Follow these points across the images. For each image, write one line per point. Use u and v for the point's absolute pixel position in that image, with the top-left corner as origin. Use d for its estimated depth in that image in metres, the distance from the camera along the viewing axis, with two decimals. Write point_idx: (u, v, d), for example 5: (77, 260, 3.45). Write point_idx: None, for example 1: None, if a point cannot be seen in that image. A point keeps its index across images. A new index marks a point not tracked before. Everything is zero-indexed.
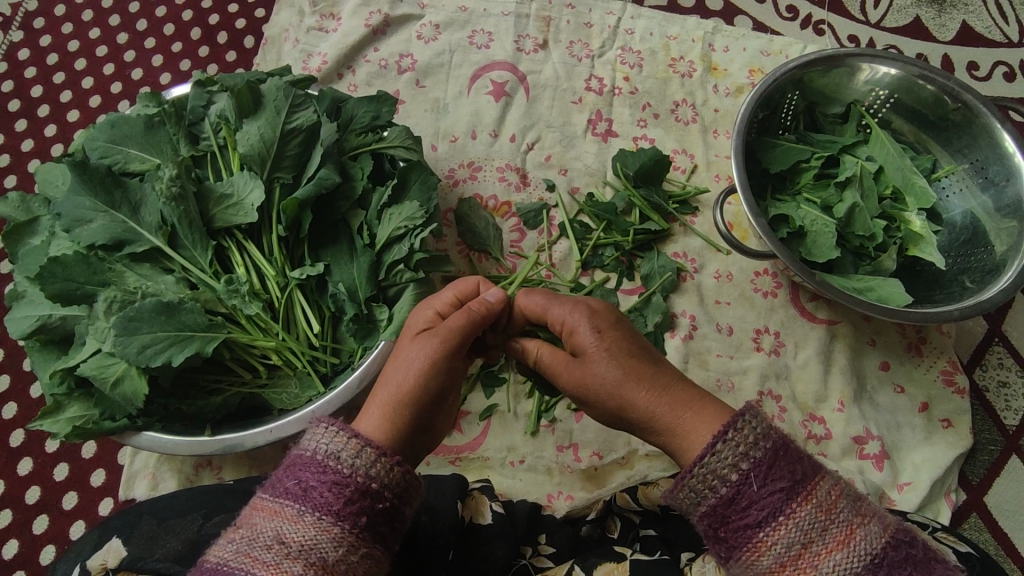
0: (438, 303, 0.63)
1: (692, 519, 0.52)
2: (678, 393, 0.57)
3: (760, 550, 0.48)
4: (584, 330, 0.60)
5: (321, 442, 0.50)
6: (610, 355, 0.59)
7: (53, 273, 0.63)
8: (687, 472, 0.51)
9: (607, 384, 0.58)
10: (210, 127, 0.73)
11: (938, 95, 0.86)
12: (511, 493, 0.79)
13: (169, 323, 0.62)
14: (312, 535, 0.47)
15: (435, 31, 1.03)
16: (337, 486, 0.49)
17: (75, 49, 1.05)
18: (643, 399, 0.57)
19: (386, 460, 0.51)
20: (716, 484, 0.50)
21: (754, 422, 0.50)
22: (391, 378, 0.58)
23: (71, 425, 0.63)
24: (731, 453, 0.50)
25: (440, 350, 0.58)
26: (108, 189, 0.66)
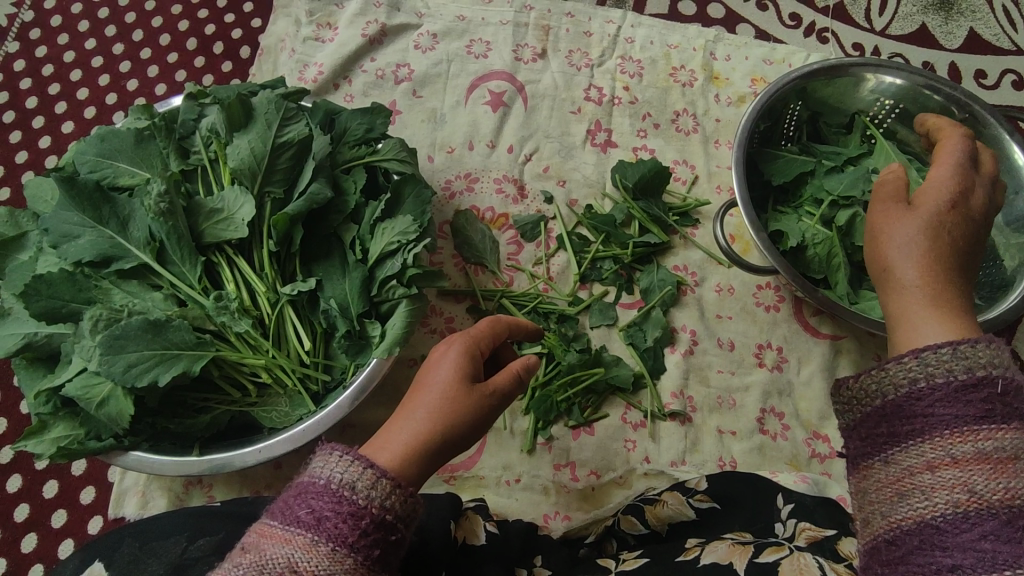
0: (475, 339, 0.58)
1: (888, 394, 0.48)
2: (942, 292, 0.57)
3: (965, 437, 0.44)
4: (937, 192, 0.62)
5: (335, 470, 0.47)
6: (943, 244, 0.59)
7: (37, 291, 0.61)
8: (926, 346, 0.48)
9: (893, 245, 0.60)
10: (200, 141, 0.72)
11: (945, 106, 0.84)
12: (506, 512, 0.77)
13: (155, 342, 0.61)
14: (325, 567, 0.43)
15: (432, 41, 1.02)
16: (353, 517, 0.45)
17: (71, 60, 1.04)
18: (913, 279, 0.58)
19: (402, 491, 0.48)
20: (955, 369, 0.46)
21: (995, 350, 0.47)
22: (420, 415, 0.53)
23: (57, 446, 0.61)
24: (983, 353, 0.46)
25: (477, 404, 0.54)
26: (96, 205, 0.65)
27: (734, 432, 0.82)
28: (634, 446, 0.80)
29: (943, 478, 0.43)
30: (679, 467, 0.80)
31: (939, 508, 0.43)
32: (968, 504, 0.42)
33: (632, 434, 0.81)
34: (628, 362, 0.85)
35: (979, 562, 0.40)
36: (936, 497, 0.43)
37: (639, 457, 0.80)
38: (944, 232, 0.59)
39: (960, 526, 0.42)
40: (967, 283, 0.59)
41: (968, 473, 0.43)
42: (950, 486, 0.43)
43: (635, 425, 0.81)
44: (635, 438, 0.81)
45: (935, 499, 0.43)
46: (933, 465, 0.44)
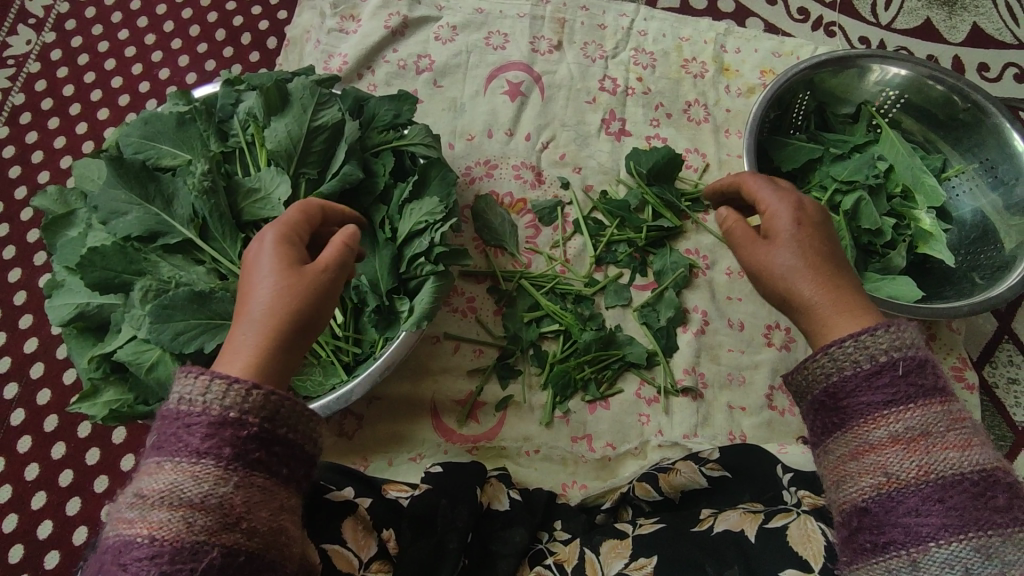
0: (272, 233, 0.57)
1: (813, 390, 0.56)
2: (838, 291, 0.60)
3: (877, 423, 0.51)
4: (784, 219, 0.63)
5: (171, 398, 0.49)
6: (821, 262, 0.61)
7: (92, 262, 0.65)
8: (832, 344, 0.55)
9: (774, 271, 0.62)
10: (238, 125, 0.76)
11: (948, 96, 0.87)
12: (527, 481, 0.81)
13: (201, 311, 0.65)
14: (175, 478, 0.45)
15: (452, 33, 1.06)
16: (191, 428, 0.47)
17: (104, 50, 1.08)
18: (812, 293, 0.60)
19: (239, 387, 0.48)
20: (860, 359, 0.53)
21: (897, 333, 0.53)
22: (251, 310, 0.53)
23: (108, 408, 0.65)
24: (885, 342, 0.53)
25: (307, 282, 0.54)
26: (143, 183, 0.68)
27: (743, 407, 0.86)
28: (649, 419, 0.84)
29: (867, 463, 0.51)
30: (692, 440, 0.83)
31: (866, 490, 0.51)
32: (888, 485, 0.50)
33: (646, 409, 0.85)
34: (643, 340, 0.89)
35: (909, 537, 0.48)
36: (863, 482, 0.51)
37: (653, 430, 0.84)
38: (813, 248, 0.61)
39: (887, 505, 0.50)
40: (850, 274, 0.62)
41: (884, 456, 0.50)
42: (872, 470, 0.51)
43: (649, 401, 0.85)
44: (649, 412, 0.85)
45: (863, 483, 0.51)
46: (858, 452, 0.52)
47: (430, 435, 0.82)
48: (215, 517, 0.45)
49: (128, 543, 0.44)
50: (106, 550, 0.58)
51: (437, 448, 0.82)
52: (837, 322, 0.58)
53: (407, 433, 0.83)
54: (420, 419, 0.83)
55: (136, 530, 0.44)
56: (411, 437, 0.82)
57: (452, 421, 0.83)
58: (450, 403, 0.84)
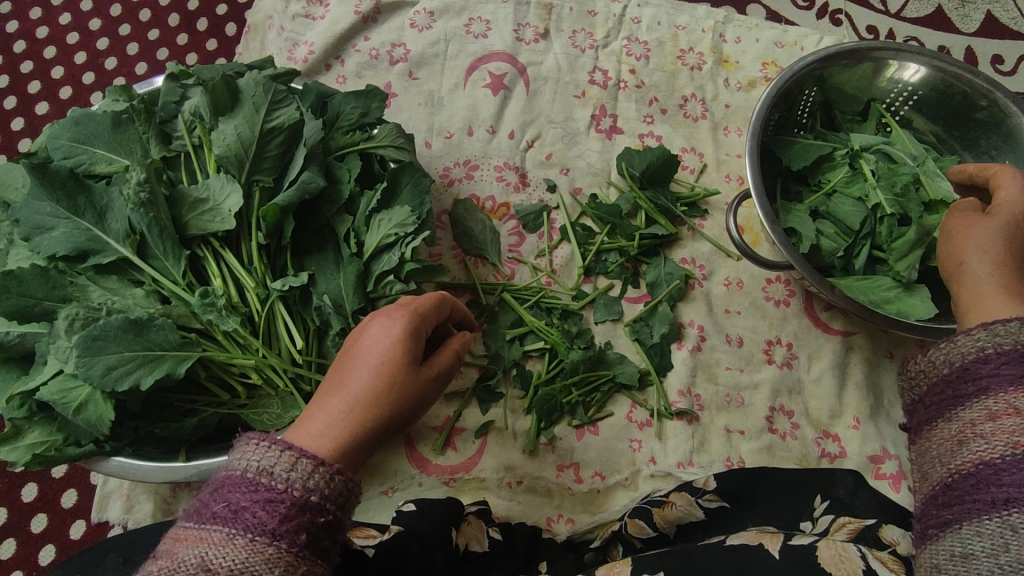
0: (397, 321, 0.53)
1: (952, 361, 0.53)
2: (1012, 284, 0.61)
3: (1022, 392, 0.48)
4: (1014, 207, 0.64)
5: (251, 459, 0.44)
6: (1012, 248, 0.62)
7: (6, 288, 0.57)
8: (998, 320, 0.52)
9: (967, 246, 0.64)
10: (183, 126, 0.67)
11: (966, 94, 0.80)
12: (509, 516, 0.74)
13: (138, 343, 0.57)
14: (243, 558, 0.41)
15: (429, 19, 0.97)
16: (271, 504, 0.43)
17: (45, 36, 0.99)
18: (985, 274, 0.61)
19: (325, 469, 0.45)
20: (1021, 338, 0.50)
21: None
22: (354, 394, 0.50)
23: (32, 453, 0.57)
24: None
25: (417, 389, 0.53)
26: (71, 194, 0.61)
27: (742, 431, 0.79)
28: (640, 446, 0.78)
29: (1005, 425, 0.47)
30: (687, 469, 0.77)
31: (999, 450, 0.47)
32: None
33: (637, 434, 0.78)
34: (634, 358, 0.82)
35: None
36: (995, 442, 0.47)
37: (645, 457, 0.77)
38: (1019, 238, 0.63)
39: (1016, 466, 0.46)
40: None
41: None
42: (1010, 430, 0.47)
43: (641, 424, 0.79)
44: (640, 438, 0.78)
45: (995, 442, 0.47)
46: (997, 415, 0.48)
47: (403, 466, 0.75)
48: None
49: None
50: None
51: (411, 480, 0.75)
52: (988, 303, 0.59)
53: (377, 464, 0.75)
54: (393, 449, 0.76)
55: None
56: (382, 467, 0.75)
57: (428, 450, 0.76)
58: (426, 430, 0.77)
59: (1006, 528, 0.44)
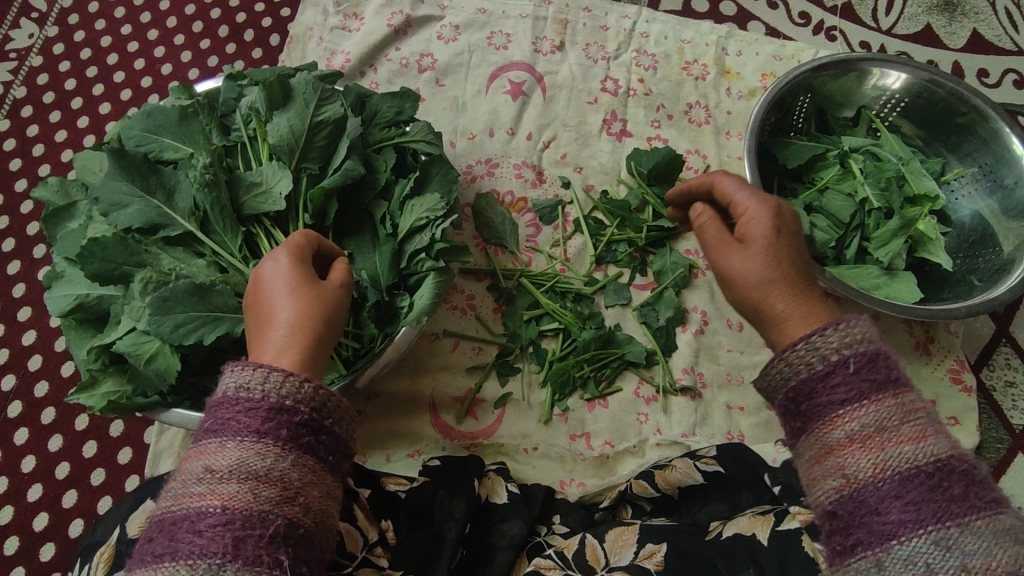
0: (277, 257, 0.60)
1: (776, 393, 0.55)
2: (800, 297, 0.59)
3: (834, 424, 0.50)
4: (759, 222, 0.62)
5: (229, 381, 0.50)
6: (783, 261, 0.60)
7: (92, 254, 0.65)
8: (786, 347, 0.54)
9: (744, 281, 0.61)
10: (240, 119, 0.76)
11: (948, 100, 0.87)
12: (525, 478, 0.81)
13: (202, 304, 0.64)
14: (236, 456, 0.47)
15: (455, 32, 1.06)
16: (253, 410, 0.48)
17: (108, 44, 1.08)
18: (773, 302, 0.59)
19: (295, 378, 0.50)
20: (814, 361, 0.53)
21: (854, 325, 0.53)
22: (281, 319, 0.56)
23: (107, 399, 0.65)
24: (838, 338, 0.52)
25: (333, 296, 0.59)
26: (144, 175, 0.68)
27: (741, 407, 0.86)
28: (647, 419, 0.84)
29: (829, 465, 0.50)
30: (691, 438, 0.83)
31: (831, 494, 0.50)
32: (849, 486, 0.49)
33: (644, 407, 0.84)
34: (642, 340, 0.89)
35: (872, 535, 0.47)
36: (827, 486, 0.50)
37: (651, 428, 0.84)
38: (784, 247, 0.61)
39: (851, 507, 0.48)
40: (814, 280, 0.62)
41: (844, 457, 0.49)
42: (832, 473, 0.50)
43: (647, 400, 0.85)
44: (647, 412, 0.84)
45: (827, 487, 0.50)
46: (821, 456, 0.51)
47: (428, 432, 0.82)
48: (276, 491, 0.47)
49: (195, 513, 0.45)
50: (106, 536, 0.59)
51: (436, 444, 0.82)
52: (789, 327, 0.58)
53: (405, 429, 0.83)
54: (419, 414, 0.83)
55: (203, 502, 0.45)
56: (409, 432, 0.82)
57: (450, 417, 0.83)
58: (449, 400, 0.84)
59: (862, 570, 0.47)
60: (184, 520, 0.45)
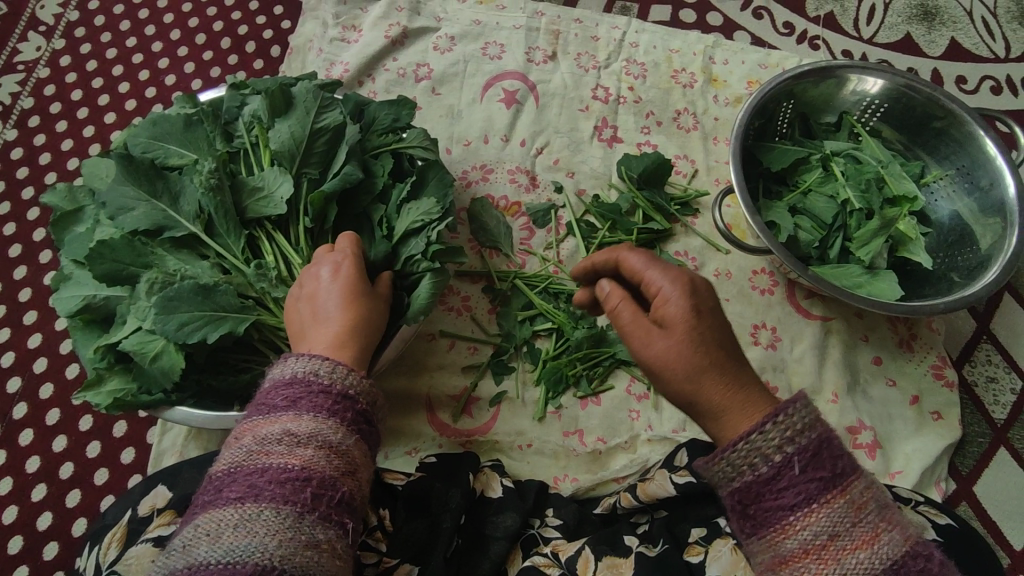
0: (338, 262, 0.67)
1: (721, 491, 0.56)
2: (730, 381, 0.58)
3: (787, 532, 0.52)
4: (675, 305, 0.60)
5: (298, 366, 0.54)
6: (706, 345, 0.59)
7: (101, 255, 0.67)
8: (726, 448, 0.55)
9: (673, 372, 0.59)
10: (243, 126, 0.79)
11: (925, 105, 0.91)
12: (520, 474, 0.83)
13: (205, 304, 0.67)
14: (312, 426, 0.51)
15: (450, 43, 1.09)
16: (323, 392, 0.53)
17: (113, 56, 1.11)
18: (707, 394, 0.58)
19: (356, 373, 0.56)
20: (757, 463, 0.54)
21: (800, 413, 0.54)
22: (337, 319, 0.62)
23: (113, 396, 0.67)
24: (779, 435, 0.53)
25: (379, 306, 0.66)
26: (151, 180, 0.70)
27: None
28: (638, 415, 0.86)
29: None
30: (681, 434, 0.85)
31: None
32: None
33: (635, 404, 0.87)
34: None
35: None
36: None
37: (643, 424, 0.86)
38: (706, 329, 0.59)
39: None
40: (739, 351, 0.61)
41: (800, 570, 0.51)
42: None
43: (639, 397, 0.87)
44: (638, 408, 0.86)
45: None
46: (776, 563, 0.52)
47: (425, 429, 0.84)
48: (342, 464, 0.51)
49: (274, 470, 0.48)
50: (116, 517, 0.62)
51: (432, 441, 0.84)
52: (728, 420, 0.57)
53: (403, 427, 0.85)
54: (417, 413, 0.85)
55: (284, 460, 0.48)
56: (407, 430, 0.84)
57: (446, 415, 0.85)
58: (446, 398, 0.86)
59: None
60: (259, 474, 0.48)
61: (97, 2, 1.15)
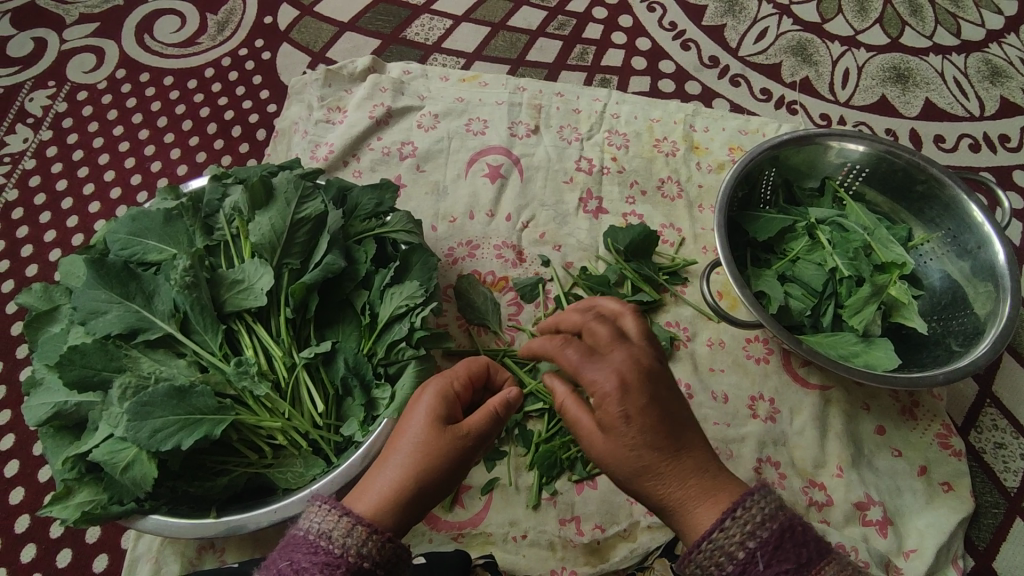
0: (449, 377, 0.62)
1: None
2: (655, 472, 0.60)
3: None
4: (604, 388, 0.59)
5: (314, 522, 0.53)
6: (627, 436, 0.59)
7: (72, 361, 0.65)
8: (693, 550, 0.56)
9: (600, 450, 0.61)
10: (223, 218, 0.78)
11: (907, 169, 0.91)
12: (515, 569, 0.78)
13: (180, 407, 0.64)
14: None
15: (434, 120, 1.11)
16: (328, 567, 0.50)
17: (99, 145, 1.13)
18: (635, 479, 0.61)
19: (377, 538, 0.52)
20: (724, 562, 0.55)
21: (755, 507, 0.55)
22: (398, 453, 0.58)
23: (81, 510, 0.64)
24: (739, 530, 0.55)
25: (453, 444, 0.58)
26: (123, 282, 0.69)
27: None
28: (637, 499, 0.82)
29: None
30: None
31: None
32: None
33: None
34: None
35: None
36: None
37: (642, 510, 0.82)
38: (632, 425, 0.59)
39: None
40: (671, 446, 0.59)
41: None
42: None
43: None
44: None
45: None
46: None
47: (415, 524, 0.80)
48: None
49: None
50: None
51: (423, 536, 0.79)
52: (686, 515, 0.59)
53: None
54: None
55: None
56: None
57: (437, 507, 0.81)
58: None
59: None
60: None
61: (86, 92, 1.18)
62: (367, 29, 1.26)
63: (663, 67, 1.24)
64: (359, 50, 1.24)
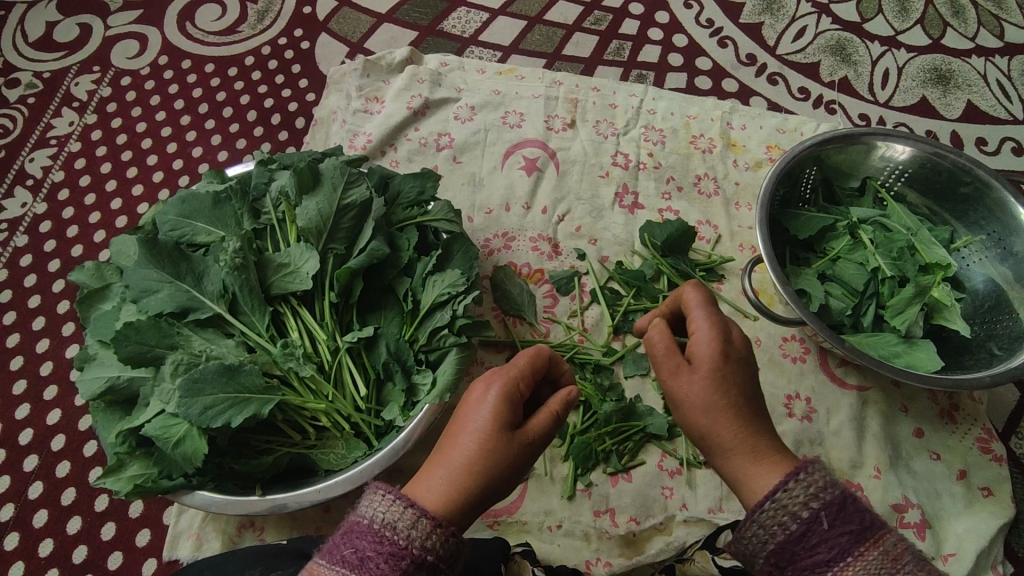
0: (510, 373, 0.61)
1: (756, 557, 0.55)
2: (738, 427, 0.60)
3: None
4: (704, 344, 0.62)
5: (377, 511, 0.53)
6: (724, 385, 0.60)
7: (127, 337, 0.67)
8: (756, 508, 0.55)
9: (689, 403, 0.61)
10: (270, 203, 0.79)
11: (953, 171, 0.90)
12: (550, 559, 0.79)
13: (230, 385, 0.65)
14: None
15: (470, 112, 1.11)
16: (393, 557, 0.51)
17: (142, 130, 1.15)
18: (716, 432, 0.60)
19: (441, 531, 0.53)
20: (787, 521, 0.53)
21: (819, 473, 0.54)
22: (460, 449, 0.58)
23: (133, 483, 0.65)
24: (803, 491, 0.53)
25: (515, 445, 0.58)
26: (175, 262, 0.71)
27: None
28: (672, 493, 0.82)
29: None
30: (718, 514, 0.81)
31: None
32: None
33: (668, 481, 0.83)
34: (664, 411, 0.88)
35: None
36: None
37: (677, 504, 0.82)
38: (729, 376, 0.61)
39: None
40: (762, 410, 0.62)
41: None
42: None
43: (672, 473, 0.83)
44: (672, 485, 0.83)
45: None
46: None
47: None
48: None
49: None
50: None
51: None
52: (754, 474, 0.58)
53: None
54: None
55: None
56: None
57: None
58: None
59: None
60: None
61: (129, 78, 1.20)
62: (404, 21, 1.27)
63: (699, 64, 1.23)
64: (396, 42, 1.25)
